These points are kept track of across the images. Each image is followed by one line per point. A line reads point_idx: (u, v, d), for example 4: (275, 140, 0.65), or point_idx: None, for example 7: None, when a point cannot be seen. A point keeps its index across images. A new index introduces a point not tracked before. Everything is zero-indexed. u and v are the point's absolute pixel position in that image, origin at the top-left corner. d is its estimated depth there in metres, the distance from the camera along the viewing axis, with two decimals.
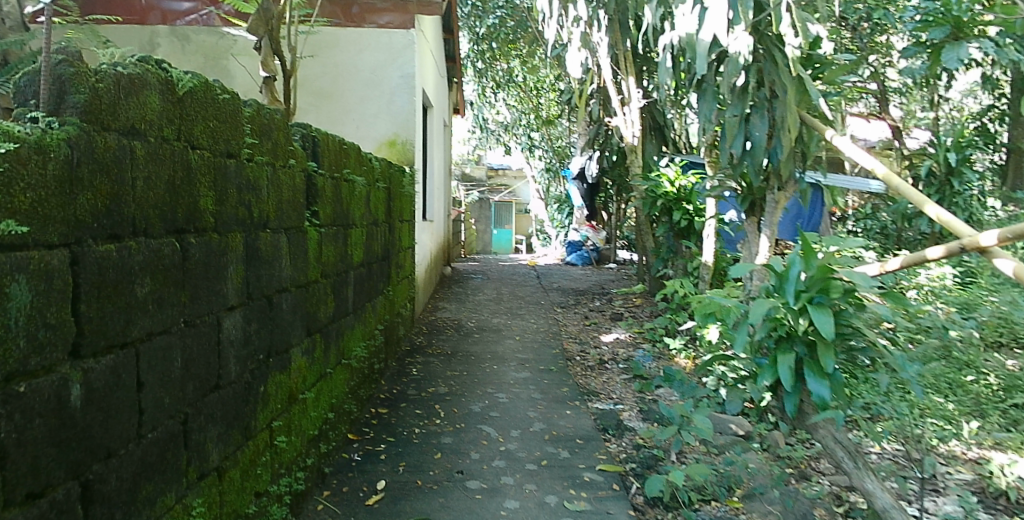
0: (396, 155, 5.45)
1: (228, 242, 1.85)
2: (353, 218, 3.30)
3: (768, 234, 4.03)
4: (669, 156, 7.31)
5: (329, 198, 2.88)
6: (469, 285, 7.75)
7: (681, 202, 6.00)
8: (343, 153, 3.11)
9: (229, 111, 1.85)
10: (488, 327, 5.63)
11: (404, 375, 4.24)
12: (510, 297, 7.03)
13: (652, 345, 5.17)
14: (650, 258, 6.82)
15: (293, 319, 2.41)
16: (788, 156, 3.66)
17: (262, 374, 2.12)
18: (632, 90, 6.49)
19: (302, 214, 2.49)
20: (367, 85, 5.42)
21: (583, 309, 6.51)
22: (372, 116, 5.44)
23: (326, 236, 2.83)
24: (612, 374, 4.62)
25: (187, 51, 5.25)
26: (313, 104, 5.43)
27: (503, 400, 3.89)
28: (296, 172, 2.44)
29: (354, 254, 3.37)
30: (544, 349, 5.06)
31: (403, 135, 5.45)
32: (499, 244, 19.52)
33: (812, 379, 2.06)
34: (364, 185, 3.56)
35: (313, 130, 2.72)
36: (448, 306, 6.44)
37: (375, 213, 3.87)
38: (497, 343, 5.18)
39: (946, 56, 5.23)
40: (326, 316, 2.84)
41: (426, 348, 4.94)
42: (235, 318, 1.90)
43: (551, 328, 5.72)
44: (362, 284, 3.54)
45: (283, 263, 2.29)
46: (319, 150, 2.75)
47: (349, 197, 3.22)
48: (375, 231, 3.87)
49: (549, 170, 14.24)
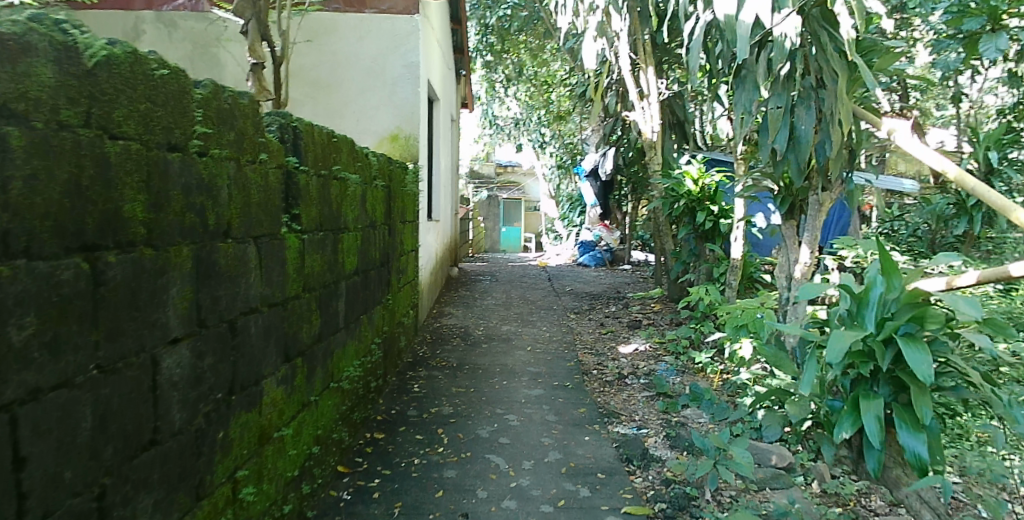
0: (398, 150, 5.04)
1: (170, 258, 1.46)
2: (345, 222, 2.90)
3: (809, 241, 3.64)
4: (690, 153, 6.89)
5: (315, 198, 2.49)
6: (476, 288, 7.35)
7: (704, 202, 5.59)
8: (332, 147, 2.72)
9: (171, 91, 1.46)
10: (497, 336, 5.24)
11: (405, 393, 3.85)
12: (520, 302, 6.62)
13: (674, 357, 4.75)
14: (669, 262, 6.40)
15: (264, 346, 2.02)
16: (838, 153, 3.25)
17: (221, 416, 1.73)
18: (651, 82, 6.08)
19: (276, 218, 2.09)
20: (369, 75, 5.03)
21: (599, 316, 6.10)
22: (373, 108, 5.05)
23: (311, 243, 2.44)
24: (633, 391, 4.21)
25: (174, 39, 4.90)
26: (310, 96, 5.07)
27: (515, 423, 3.50)
28: (270, 169, 2.05)
29: (348, 261, 2.99)
30: (557, 361, 4.66)
31: (407, 128, 5.05)
32: (508, 242, 19.08)
33: (903, 431, 1.70)
34: (359, 184, 3.17)
35: (293, 120, 2.33)
36: (455, 311, 6.04)
37: (372, 215, 3.48)
38: (507, 354, 4.78)
39: (982, 48, 4.68)
40: (310, 336, 2.45)
41: (430, 360, 4.55)
42: (180, 354, 1.51)
43: (565, 337, 5.32)
44: (357, 294, 3.17)
45: (250, 278, 1.90)
46: (301, 142, 2.36)
47: (340, 198, 2.83)
48: (372, 235, 3.48)
49: (559, 167, 13.81)
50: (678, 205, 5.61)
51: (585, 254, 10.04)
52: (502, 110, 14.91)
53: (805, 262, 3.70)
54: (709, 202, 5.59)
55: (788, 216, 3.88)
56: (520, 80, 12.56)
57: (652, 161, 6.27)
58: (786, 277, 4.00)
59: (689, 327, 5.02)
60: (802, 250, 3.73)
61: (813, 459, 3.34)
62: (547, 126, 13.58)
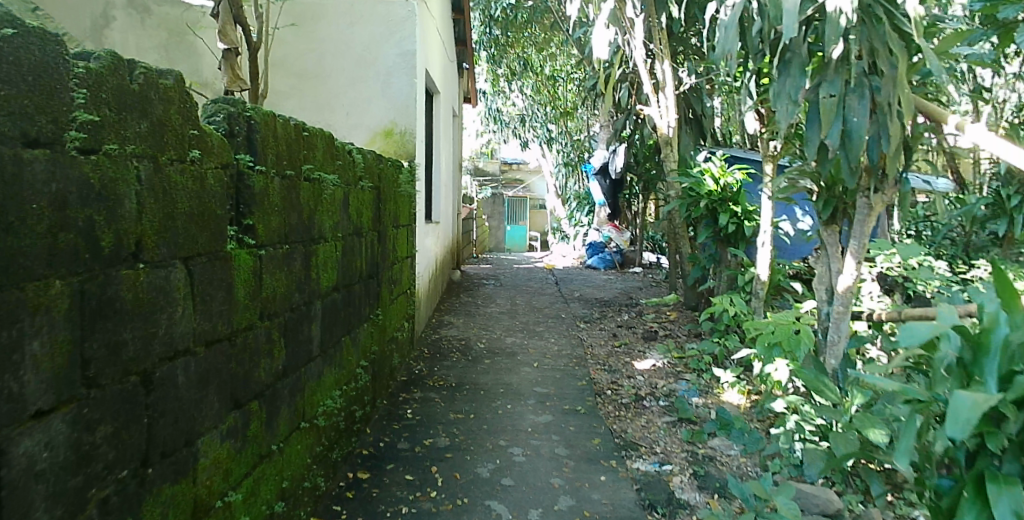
0: (393, 147, 4.58)
1: (32, 299, 1.03)
2: (320, 231, 2.46)
3: (857, 250, 3.19)
4: (708, 150, 6.44)
5: (277, 204, 2.05)
6: (479, 294, 6.91)
7: (726, 203, 5.13)
8: (303, 143, 2.28)
9: (33, 61, 1.03)
10: (500, 350, 4.81)
11: (396, 420, 3.42)
12: (526, 309, 6.17)
13: (696, 374, 4.30)
14: (686, 267, 5.95)
15: (199, 396, 1.59)
16: (897, 149, 2.80)
17: (127, 499, 1.31)
18: (668, 72, 5.63)
19: (218, 233, 1.65)
20: (360, 64, 4.60)
21: (611, 326, 5.65)
22: (366, 100, 4.61)
23: (271, 259, 2.00)
24: (651, 416, 3.76)
25: (147, 26, 4.47)
26: (296, 87, 4.66)
27: (520, 459, 3.06)
28: (209, 170, 1.61)
29: (324, 277, 2.55)
30: (567, 380, 4.22)
31: (402, 123, 4.58)
32: (513, 241, 18.62)
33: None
34: (340, 186, 2.73)
35: (249, 109, 1.89)
36: (455, 320, 5.61)
37: (357, 221, 3.03)
38: (511, 372, 4.33)
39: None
40: (270, 372, 2.02)
41: (426, 380, 4.12)
42: (52, 431, 1.09)
43: (575, 351, 4.87)
44: (336, 314, 2.73)
45: (176, 313, 1.47)
46: (256, 136, 1.92)
47: (314, 202, 2.39)
48: (356, 243, 3.04)
49: (566, 164, 13.36)
50: (699, 206, 5.14)
51: (595, 255, 9.55)
52: (507, 106, 14.50)
53: (852, 273, 3.27)
54: (732, 203, 5.12)
55: (830, 221, 3.42)
56: (526, 74, 12.12)
57: (668, 158, 5.83)
58: (827, 289, 3.54)
59: (711, 341, 4.57)
60: (846, 259, 3.30)
61: (862, 502, 2.91)
62: (554, 122, 13.14)
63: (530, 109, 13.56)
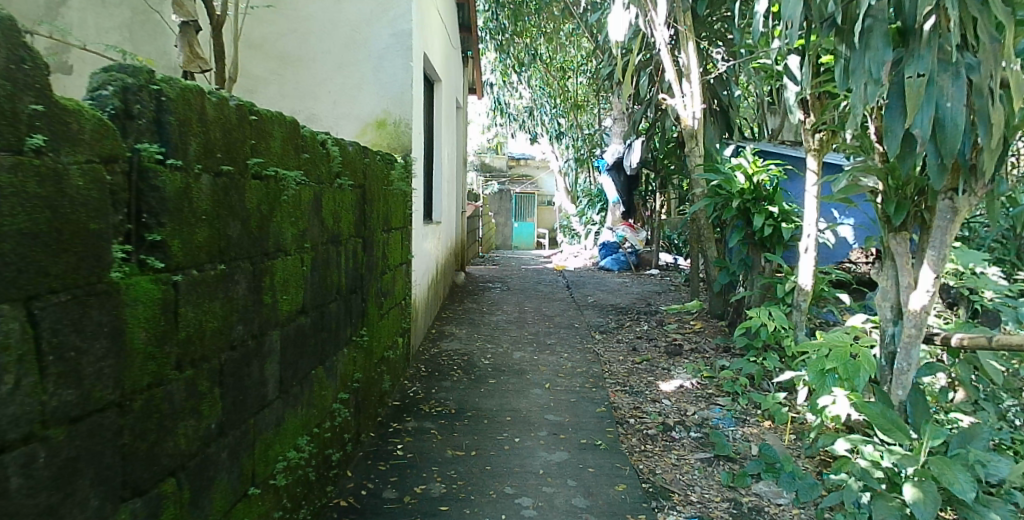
0: (386, 139, 4.04)
1: None
2: (277, 243, 1.94)
3: (937, 262, 2.68)
4: (735, 144, 5.89)
5: (206, 211, 1.53)
6: (485, 299, 6.39)
7: (761, 202, 4.59)
8: (249, 130, 1.75)
9: None
10: (507, 367, 4.29)
11: (384, 460, 2.91)
12: (535, 318, 5.64)
13: (731, 400, 3.77)
14: (712, 272, 5.40)
15: (60, 497, 1.07)
16: (999, 144, 2.26)
17: None
18: (693, 56, 5.09)
19: (92, 257, 1.13)
20: (349, 45, 4.07)
21: (629, 337, 5.11)
22: (356, 86, 4.09)
23: (195, 287, 1.48)
24: (682, 451, 3.22)
25: (107, 3, 3.98)
26: (277, 71, 4.16)
27: (531, 513, 2.53)
28: (72, 167, 1.09)
29: (286, 301, 2.03)
30: (583, 404, 3.69)
31: (396, 112, 4.04)
32: (519, 238, 18.13)
33: None
34: (309, 185, 2.21)
35: (158, 82, 1.37)
36: (457, 331, 5.09)
37: (335, 226, 2.51)
38: (519, 395, 3.80)
39: None
40: (193, 437, 1.51)
41: (421, 405, 3.60)
42: None
43: (590, 367, 4.34)
44: (304, 343, 2.22)
45: (2, 385, 0.95)
46: (169, 119, 1.39)
47: (267, 206, 1.86)
48: (334, 252, 2.51)
49: (576, 158, 12.82)
50: (730, 207, 4.62)
51: (608, 256, 8.91)
52: (515, 98, 13.98)
53: (928, 290, 2.75)
54: (766, 202, 4.58)
55: (900, 226, 2.88)
56: (533, 64, 11.60)
57: (693, 152, 5.30)
58: (892, 306, 3.04)
59: (747, 360, 4.03)
60: (922, 273, 2.77)
61: None
62: (564, 115, 12.60)
63: (538, 100, 13.03)
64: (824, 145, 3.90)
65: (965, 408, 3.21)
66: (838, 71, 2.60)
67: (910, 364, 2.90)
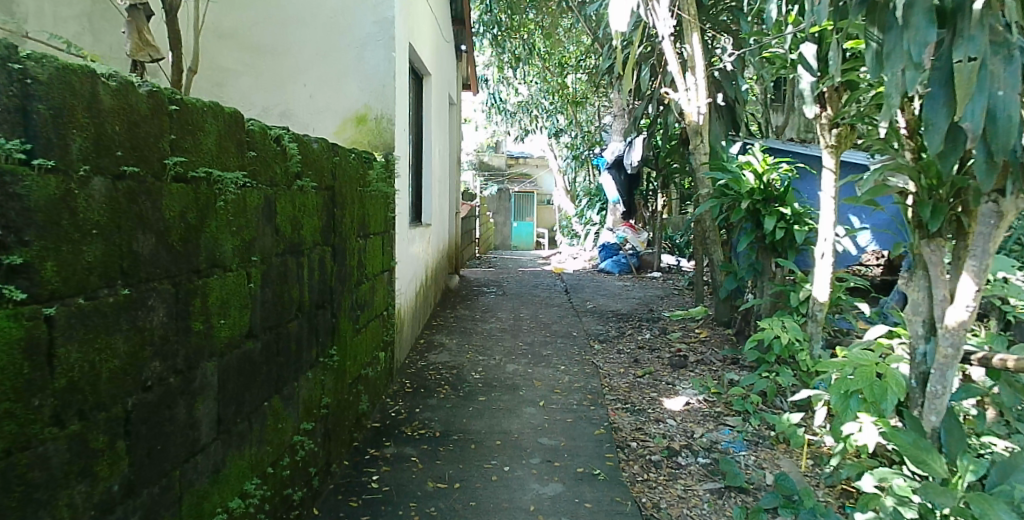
0: (366, 136, 3.72)
1: None
2: (212, 257, 1.63)
3: (978, 275, 2.38)
4: (742, 140, 5.58)
5: (100, 223, 1.21)
6: (479, 305, 6.08)
7: (771, 203, 4.27)
8: (170, 123, 1.43)
9: None
10: (499, 381, 3.98)
11: (356, 495, 2.59)
12: (531, 325, 5.33)
13: (742, 421, 3.48)
14: (718, 277, 5.09)
15: None
16: None
17: None
18: (697, 47, 4.77)
19: None
20: (326, 34, 3.76)
21: (630, 347, 4.80)
22: (333, 79, 3.78)
23: (83, 319, 1.16)
24: (689, 481, 2.91)
25: None
26: (249, 64, 3.86)
27: None
28: None
29: (226, 326, 1.72)
30: (581, 425, 3.38)
31: (377, 107, 3.72)
32: (518, 238, 17.85)
33: None
34: (256, 189, 1.89)
35: (22, 58, 1.04)
36: (448, 341, 4.78)
37: (293, 235, 2.19)
38: (511, 414, 3.48)
39: None
40: (83, 508, 1.19)
41: (403, 427, 3.28)
42: None
43: (589, 382, 4.03)
44: (252, 373, 1.90)
45: None
46: (39, 107, 1.06)
47: (195, 214, 1.54)
48: (293, 264, 2.20)
49: (576, 156, 12.50)
50: (738, 208, 4.29)
51: (608, 258, 8.57)
52: (512, 95, 13.68)
53: (968, 305, 2.44)
54: (777, 203, 4.26)
55: (935, 233, 2.57)
56: (531, 59, 11.29)
57: (699, 149, 4.99)
58: (923, 321, 2.74)
59: (759, 375, 3.74)
60: (961, 287, 2.46)
61: None
62: (562, 112, 12.29)
63: (536, 96, 12.71)
64: (841, 141, 3.59)
65: (1000, 432, 2.90)
66: (870, 58, 2.30)
67: (946, 389, 2.60)
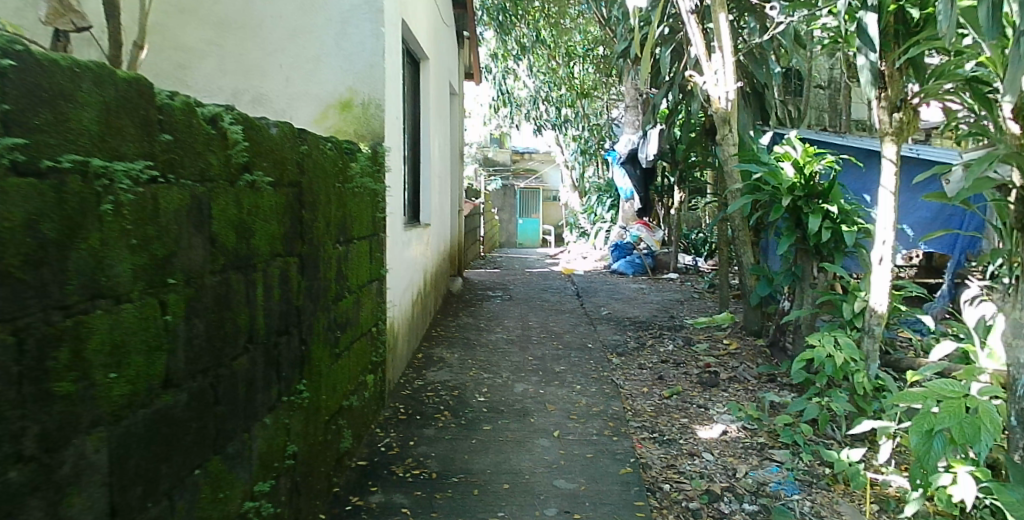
0: (351, 124, 3.22)
1: None
2: (90, 285, 1.11)
3: None
4: (773, 130, 5.07)
5: None
6: (484, 312, 5.58)
7: (814, 200, 3.75)
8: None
9: None
10: (507, 405, 3.48)
11: None
12: (541, 336, 4.83)
13: (790, 456, 2.96)
14: (749, 282, 4.57)
15: None
16: None
17: None
18: (726, 23, 4.25)
19: None
20: (304, 8, 3.27)
21: (652, 361, 4.29)
22: (313, 60, 3.28)
23: None
24: None
25: None
26: (218, 43, 3.38)
27: None
28: None
29: (122, 381, 1.21)
30: (604, 462, 2.87)
31: (363, 91, 3.21)
32: (524, 235, 17.36)
33: None
34: (176, 186, 1.39)
35: None
36: (448, 355, 4.28)
37: (241, 247, 1.70)
38: (521, 449, 2.97)
39: None
40: None
41: (394, 465, 2.79)
42: None
43: (608, 404, 3.53)
44: (172, 435, 1.40)
45: None
46: None
47: (56, 224, 1.03)
48: (241, 283, 1.70)
49: (585, 151, 12.01)
50: (777, 207, 3.76)
51: (620, 259, 8.05)
52: (518, 87, 13.22)
53: None
54: (821, 201, 3.73)
55: None
56: (536, 49, 10.84)
57: (727, 140, 4.47)
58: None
59: (807, 400, 3.21)
60: None
61: None
62: (569, 105, 11.84)
63: (541, 89, 12.24)
64: (904, 129, 3.09)
65: None
66: (984, 15, 1.83)
67: None
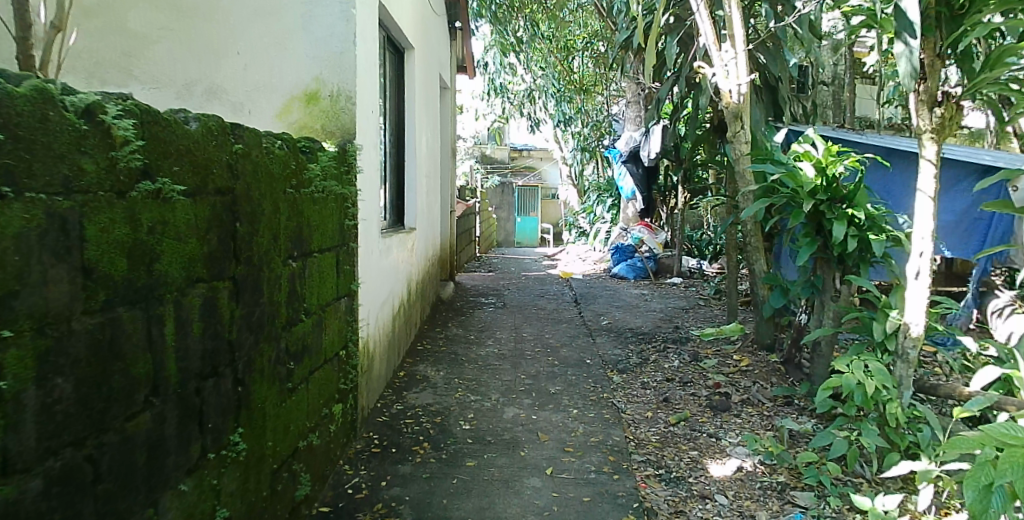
0: (318, 119, 2.84)
1: None
2: None
3: None
4: (786, 127, 4.69)
5: None
6: (475, 322, 5.20)
7: (837, 204, 3.37)
8: None
9: None
10: (494, 434, 3.11)
11: None
12: (536, 350, 4.45)
13: (815, 499, 2.58)
14: (762, 292, 4.19)
15: None
16: None
17: None
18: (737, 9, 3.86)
19: None
20: None
21: (656, 380, 3.91)
22: (274, 46, 2.91)
23: None
24: None
25: None
26: (170, 27, 3.00)
27: None
28: None
29: None
30: (604, 506, 2.50)
31: (330, 81, 2.83)
32: (523, 234, 17.00)
33: None
34: (18, 200, 1.01)
35: None
36: (433, 373, 3.90)
37: (139, 275, 1.33)
38: (508, 490, 2.60)
39: None
40: None
41: (360, 513, 2.40)
42: None
43: (608, 433, 3.16)
44: None
45: None
46: None
47: None
48: (138, 322, 1.32)
49: (585, 148, 11.64)
50: (797, 211, 3.38)
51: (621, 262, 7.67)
52: (515, 83, 12.85)
53: None
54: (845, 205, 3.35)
55: None
56: (534, 43, 10.47)
57: (738, 137, 4.08)
58: None
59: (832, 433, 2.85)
60: None
61: None
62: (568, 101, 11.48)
63: (539, 84, 11.87)
64: (945, 126, 2.70)
65: None
66: None
67: None
